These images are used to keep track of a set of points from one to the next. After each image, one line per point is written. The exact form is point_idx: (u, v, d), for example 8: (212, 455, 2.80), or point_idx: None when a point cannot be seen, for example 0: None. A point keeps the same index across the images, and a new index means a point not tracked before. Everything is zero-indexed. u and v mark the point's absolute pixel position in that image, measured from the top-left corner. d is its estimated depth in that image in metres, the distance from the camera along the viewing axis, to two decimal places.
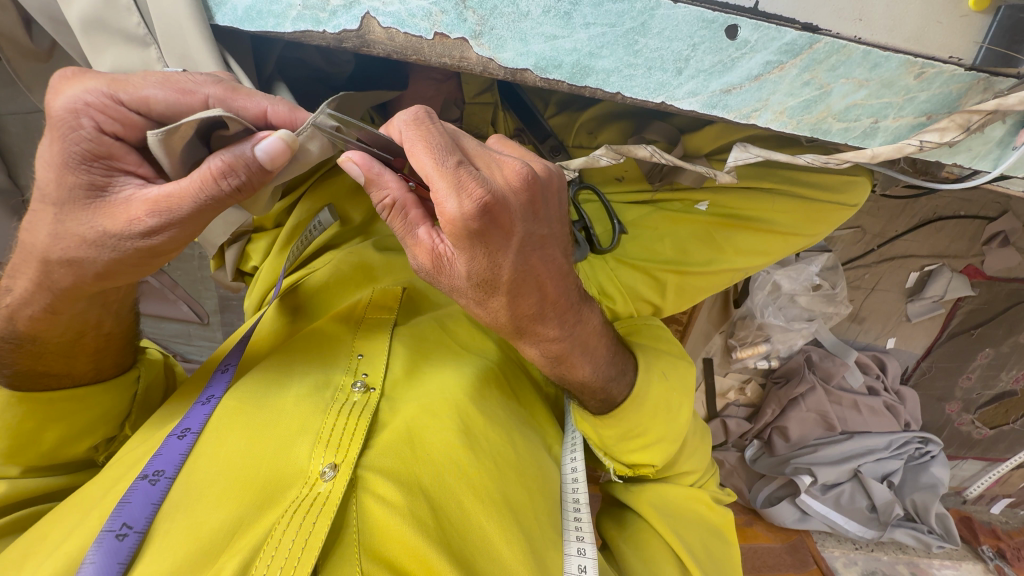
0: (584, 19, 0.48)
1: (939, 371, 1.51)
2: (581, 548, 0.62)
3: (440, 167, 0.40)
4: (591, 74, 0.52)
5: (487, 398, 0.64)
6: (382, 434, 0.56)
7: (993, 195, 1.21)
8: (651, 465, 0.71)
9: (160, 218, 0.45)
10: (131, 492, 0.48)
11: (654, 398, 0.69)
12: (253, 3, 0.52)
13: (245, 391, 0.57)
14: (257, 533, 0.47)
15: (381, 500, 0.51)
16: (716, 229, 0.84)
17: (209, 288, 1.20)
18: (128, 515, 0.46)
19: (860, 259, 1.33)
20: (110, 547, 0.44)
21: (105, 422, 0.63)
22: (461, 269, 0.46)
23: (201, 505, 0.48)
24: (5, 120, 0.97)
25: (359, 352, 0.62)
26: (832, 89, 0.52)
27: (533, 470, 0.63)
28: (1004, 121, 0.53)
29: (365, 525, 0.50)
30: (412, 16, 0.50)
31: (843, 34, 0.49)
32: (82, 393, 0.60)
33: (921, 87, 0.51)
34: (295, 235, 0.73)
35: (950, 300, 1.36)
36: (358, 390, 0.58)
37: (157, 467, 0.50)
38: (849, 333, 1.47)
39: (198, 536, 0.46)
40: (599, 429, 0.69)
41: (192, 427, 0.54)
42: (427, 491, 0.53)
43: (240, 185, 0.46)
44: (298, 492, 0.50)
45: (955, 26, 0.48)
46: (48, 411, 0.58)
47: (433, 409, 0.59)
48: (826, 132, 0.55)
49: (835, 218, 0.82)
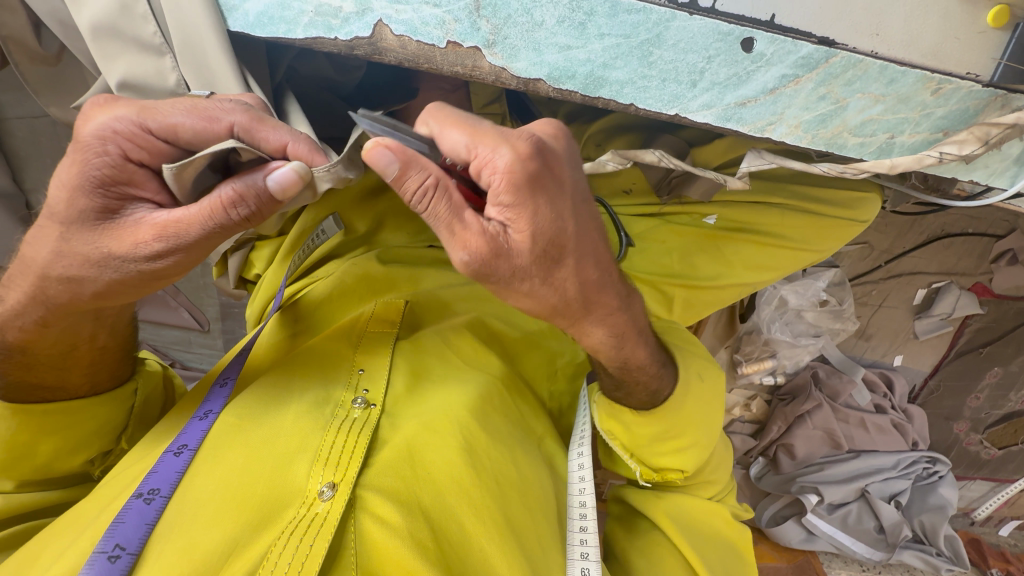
0: (598, 30, 0.48)
1: (947, 391, 1.49)
2: (585, 557, 0.58)
3: (480, 130, 0.41)
4: (605, 86, 0.51)
5: (492, 415, 0.61)
6: (382, 452, 0.54)
7: (1002, 214, 1.21)
8: (679, 471, 0.67)
9: (167, 243, 0.45)
10: (125, 511, 0.46)
11: (691, 406, 0.65)
12: (265, 8, 0.51)
13: (244, 408, 0.55)
14: (252, 554, 0.45)
15: (378, 520, 0.48)
16: (724, 245, 0.85)
17: (213, 295, 1.19)
18: (121, 535, 0.45)
19: (868, 276, 1.32)
20: (102, 569, 0.42)
21: (101, 436, 0.62)
22: (523, 236, 0.42)
23: (194, 526, 0.46)
24: (8, 122, 0.96)
25: (360, 368, 0.60)
26: (848, 104, 0.51)
27: (538, 487, 0.60)
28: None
29: (363, 550, 0.47)
30: (425, 24, 0.49)
31: (860, 49, 0.48)
32: (77, 405, 0.58)
33: (938, 103, 0.51)
34: (296, 244, 0.73)
35: (957, 318, 1.36)
36: (358, 406, 0.56)
37: (152, 485, 0.48)
38: (856, 350, 1.45)
39: (191, 558, 0.44)
40: (634, 428, 0.65)
41: (189, 443, 0.53)
42: (428, 511, 0.51)
43: (249, 214, 0.46)
44: (294, 512, 0.48)
45: (973, 42, 0.48)
46: (43, 424, 0.57)
47: (434, 426, 0.56)
48: (841, 147, 0.55)
49: (846, 233, 0.82)
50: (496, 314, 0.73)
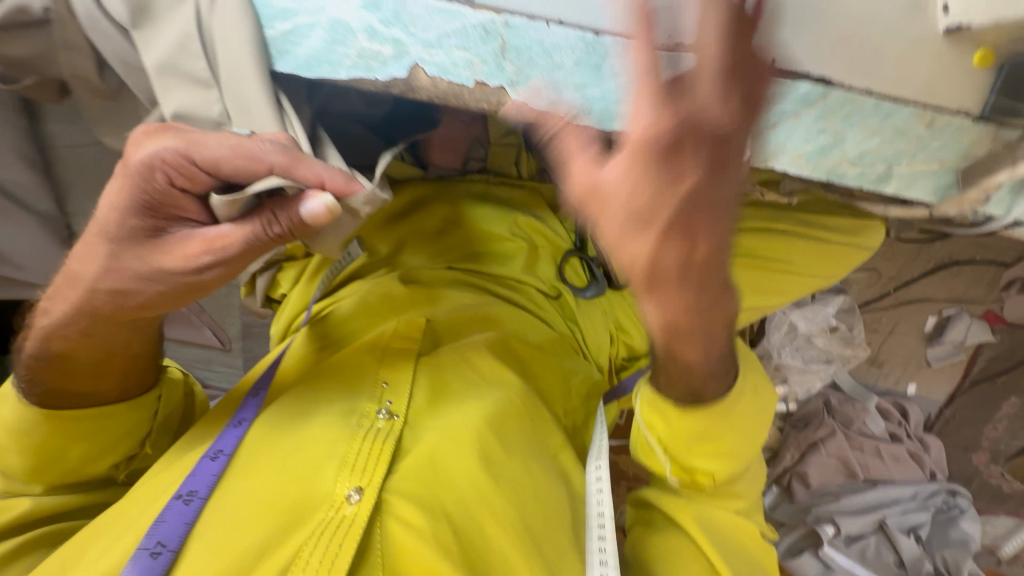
0: (612, 70, 0.51)
1: (964, 420, 1.47)
2: (604, 561, 0.56)
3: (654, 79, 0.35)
4: (619, 121, 0.53)
5: (509, 427, 0.63)
6: (405, 459, 0.56)
7: (1009, 242, 1.25)
8: (710, 474, 0.68)
9: (213, 257, 0.50)
10: (166, 511, 0.50)
11: (740, 410, 0.64)
12: (313, 52, 0.54)
13: (275, 416, 0.59)
14: (285, 553, 0.48)
15: (402, 523, 0.52)
16: (735, 271, 0.86)
17: (236, 314, 1.24)
18: (162, 533, 0.48)
19: (877, 302, 1.35)
20: (144, 565, 0.46)
21: (127, 440, 0.65)
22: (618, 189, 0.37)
23: (231, 527, 0.49)
24: (57, 150, 1.02)
25: (384, 380, 0.62)
26: (847, 136, 0.55)
27: (556, 498, 0.62)
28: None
29: (388, 547, 0.51)
30: (455, 65, 0.52)
31: (855, 86, 0.53)
32: (106, 411, 0.61)
33: (932, 136, 0.55)
34: (323, 267, 0.79)
35: (970, 346, 1.36)
36: (382, 417, 0.58)
37: (191, 487, 0.52)
38: (868, 377, 1.45)
39: (228, 555, 0.48)
40: (674, 427, 0.64)
41: (224, 448, 0.56)
42: (450, 514, 0.54)
43: (284, 234, 0.51)
44: (323, 514, 0.51)
45: (961, 81, 0.53)
46: (76, 427, 0.60)
47: (455, 436, 0.59)
48: (841, 176, 0.57)
49: (850, 260, 0.86)
50: (513, 331, 0.77)
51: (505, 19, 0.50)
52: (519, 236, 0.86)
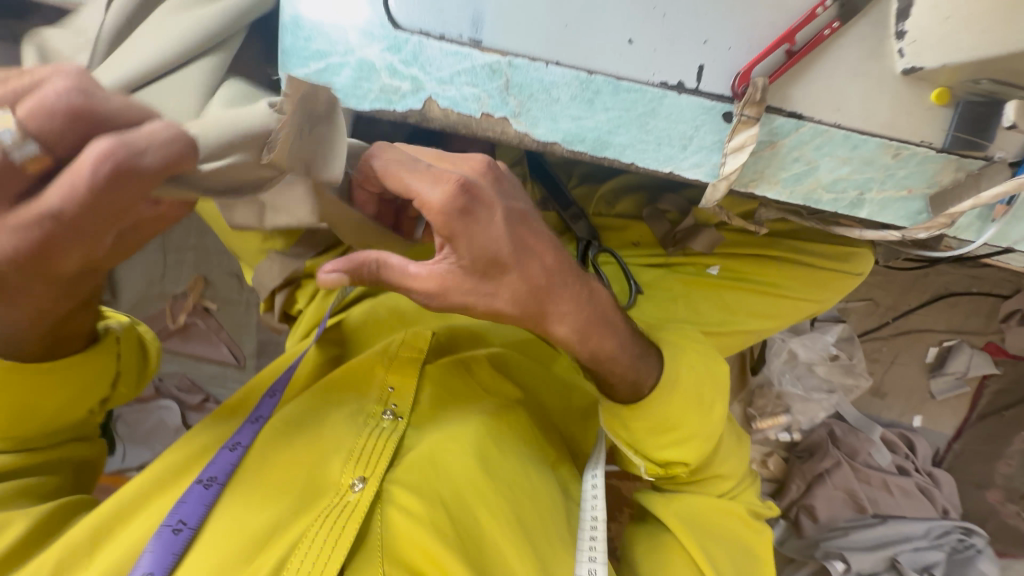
0: (603, 104, 0.58)
1: (974, 455, 1.44)
2: (592, 568, 0.57)
3: (416, 170, 0.50)
4: (610, 148, 0.59)
5: (507, 432, 0.66)
6: (407, 455, 0.60)
7: (1004, 273, 1.29)
8: (684, 463, 0.68)
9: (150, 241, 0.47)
10: (187, 493, 0.55)
11: (683, 391, 0.65)
12: (341, 86, 0.57)
13: (291, 414, 0.63)
14: (293, 534, 0.52)
15: (403, 510, 0.55)
16: (728, 294, 0.91)
17: (252, 332, 1.29)
18: (184, 512, 0.53)
19: (876, 332, 1.38)
20: (167, 539, 0.51)
21: (99, 384, 0.61)
22: (464, 254, 0.50)
23: (248, 508, 0.54)
24: None
25: (391, 386, 0.65)
26: (819, 165, 0.60)
27: (551, 500, 0.64)
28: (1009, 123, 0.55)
29: (387, 532, 0.54)
30: (466, 99, 0.58)
31: (824, 121, 0.59)
32: (79, 361, 0.57)
33: (899, 165, 0.60)
34: (338, 284, 0.84)
35: (974, 378, 1.37)
36: (387, 418, 0.62)
37: (212, 473, 0.56)
38: (873, 408, 1.44)
39: (241, 537, 0.52)
40: (631, 425, 0.65)
41: (243, 441, 0.59)
42: (448, 505, 0.57)
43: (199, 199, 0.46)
44: (329, 500, 0.55)
45: (922, 116, 0.58)
46: (45, 382, 0.55)
47: (455, 436, 0.62)
48: (818, 202, 0.62)
49: (842, 284, 0.90)
50: (516, 347, 0.78)
51: (509, 60, 0.56)
52: None
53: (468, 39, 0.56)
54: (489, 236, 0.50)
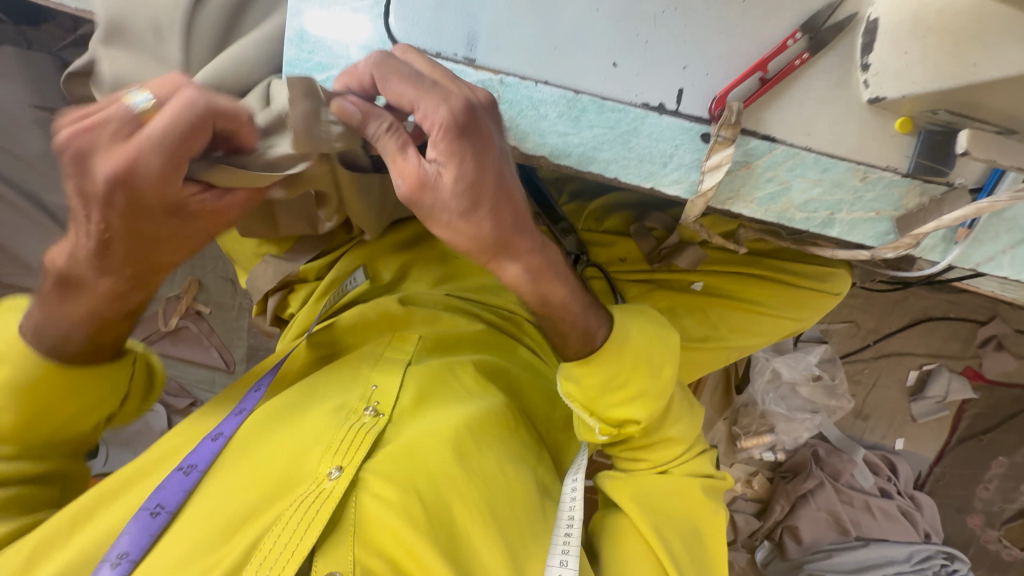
0: (589, 122, 0.61)
1: (955, 478, 1.46)
2: (564, 561, 0.61)
3: (420, 88, 0.48)
4: (594, 163, 0.62)
5: (487, 431, 0.68)
6: (385, 448, 0.62)
7: (979, 300, 1.34)
8: (636, 423, 0.69)
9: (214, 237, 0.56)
10: (168, 479, 0.56)
11: (634, 346, 0.67)
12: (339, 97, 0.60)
13: (275, 405, 0.65)
14: (268, 518, 0.54)
15: (378, 497, 0.57)
16: (709, 308, 0.94)
17: (242, 337, 1.30)
18: (162, 497, 0.54)
19: (858, 353, 1.40)
20: (145, 522, 0.53)
21: (112, 400, 0.62)
22: (449, 179, 0.49)
23: (225, 493, 0.56)
24: None
25: (374, 384, 0.67)
26: (792, 185, 0.64)
27: (526, 497, 0.66)
28: (961, 151, 0.55)
29: (360, 518, 0.57)
30: None
31: (796, 144, 0.62)
32: (105, 369, 0.60)
33: (867, 188, 0.64)
34: (329, 288, 0.85)
35: (953, 401, 1.40)
36: (369, 414, 0.64)
37: (192, 461, 0.58)
38: (856, 429, 1.46)
39: (217, 520, 0.54)
40: (582, 379, 0.67)
41: (224, 432, 0.61)
42: (423, 495, 0.59)
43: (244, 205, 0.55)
44: (305, 488, 0.57)
45: (887, 142, 0.62)
46: (68, 386, 0.58)
47: (433, 431, 0.64)
48: (791, 220, 0.65)
49: (820, 303, 0.92)
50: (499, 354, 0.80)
51: (501, 78, 0.59)
52: None
53: (462, 57, 0.59)
54: (480, 165, 0.50)
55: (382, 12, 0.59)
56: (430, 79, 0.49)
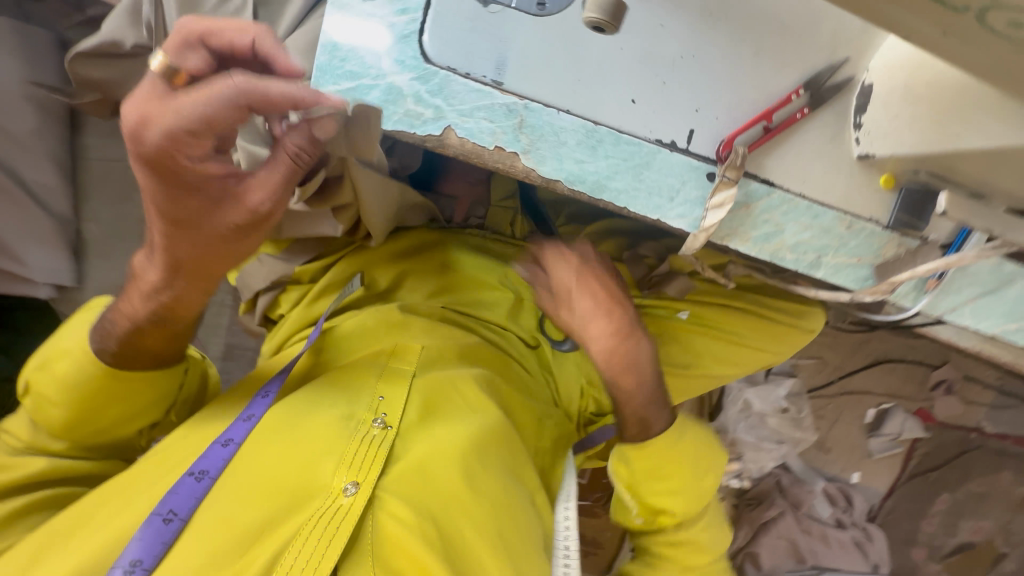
0: (605, 152, 0.64)
1: (904, 513, 1.53)
2: None
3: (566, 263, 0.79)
4: (606, 192, 0.65)
5: (492, 449, 0.69)
6: (396, 466, 0.63)
7: (933, 346, 1.45)
8: (671, 513, 0.88)
9: (274, 199, 0.56)
10: (179, 484, 0.57)
11: (678, 451, 0.83)
12: (365, 105, 0.60)
13: (285, 412, 0.65)
14: (286, 532, 0.56)
15: (395, 517, 0.59)
16: (692, 337, 0.98)
17: (219, 334, 1.26)
18: (175, 503, 0.56)
19: (823, 389, 1.48)
20: (157, 528, 0.54)
21: (156, 407, 0.70)
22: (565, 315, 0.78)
23: (241, 503, 0.57)
24: (89, 161, 1.12)
25: (380, 395, 0.67)
26: (785, 228, 0.68)
27: (529, 523, 0.68)
28: (939, 210, 0.62)
29: (378, 537, 0.58)
30: (481, 131, 0.62)
31: (791, 190, 0.67)
32: (150, 376, 0.67)
33: (851, 236, 0.69)
34: (324, 292, 0.86)
35: (906, 439, 1.49)
36: (378, 426, 0.64)
37: (203, 466, 0.59)
38: (817, 461, 1.52)
39: (233, 531, 0.55)
40: (631, 468, 0.84)
41: (235, 437, 0.62)
42: (436, 517, 0.61)
43: (308, 158, 0.57)
44: (321, 502, 0.58)
45: (871, 195, 0.68)
46: (121, 389, 0.66)
47: (442, 450, 0.65)
48: (782, 260, 0.70)
49: (795, 337, 0.97)
50: (497, 370, 0.81)
51: (526, 103, 0.62)
52: (507, 287, 0.93)
53: (490, 80, 0.61)
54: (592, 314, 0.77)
55: (418, 29, 0.60)
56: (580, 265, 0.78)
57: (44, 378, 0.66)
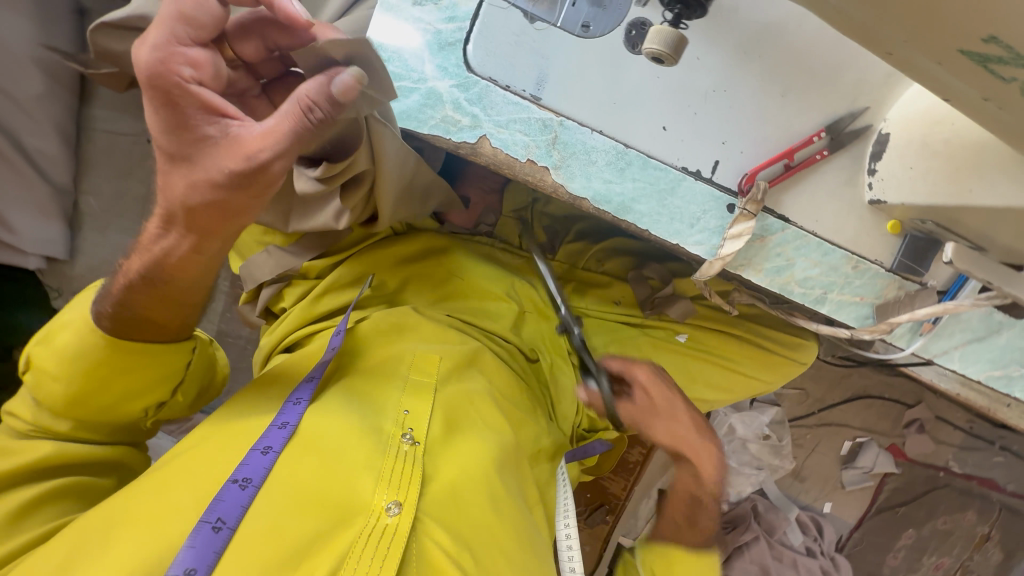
0: (632, 175, 0.66)
1: (871, 546, 1.58)
2: None
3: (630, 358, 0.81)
4: (630, 214, 0.66)
5: (510, 471, 0.70)
6: (430, 486, 0.61)
7: (909, 385, 1.50)
8: None
9: (272, 150, 0.50)
10: (224, 491, 0.54)
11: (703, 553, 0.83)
12: (405, 108, 0.64)
13: (319, 418, 0.62)
14: (336, 549, 0.54)
15: (436, 542, 0.58)
16: (689, 361, 1.00)
17: (211, 321, 1.24)
18: (223, 510, 0.52)
19: (803, 419, 1.52)
20: (207, 536, 0.51)
21: (162, 384, 0.68)
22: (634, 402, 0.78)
23: (283, 515, 0.54)
24: (93, 132, 1.09)
25: (406, 409, 0.66)
26: (795, 263, 0.71)
27: (544, 553, 0.68)
28: (946, 260, 0.64)
29: (421, 564, 0.56)
30: (515, 144, 0.64)
31: (804, 228, 0.70)
32: (157, 350, 0.65)
33: (856, 275, 0.72)
34: (330, 288, 0.85)
35: (877, 474, 1.53)
36: (407, 441, 0.63)
37: (246, 473, 0.55)
38: (792, 489, 1.56)
39: (278, 545, 0.52)
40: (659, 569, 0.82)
41: (274, 445, 0.58)
42: (470, 544, 0.60)
43: (321, 118, 0.50)
44: (362, 521, 0.56)
45: (877, 239, 0.71)
46: (126, 364, 0.64)
47: (472, 473, 0.64)
48: (790, 293, 0.72)
49: (786, 368, 1.00)
50: (509, 387, 0.80)
51: (561, 120, 0.64)
52: (514, 298, 0.92)
53: (529, 94, 0.64)
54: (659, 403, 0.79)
55: (463, 38, 0.63)
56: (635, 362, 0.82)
57: (46, 352, 0.64)
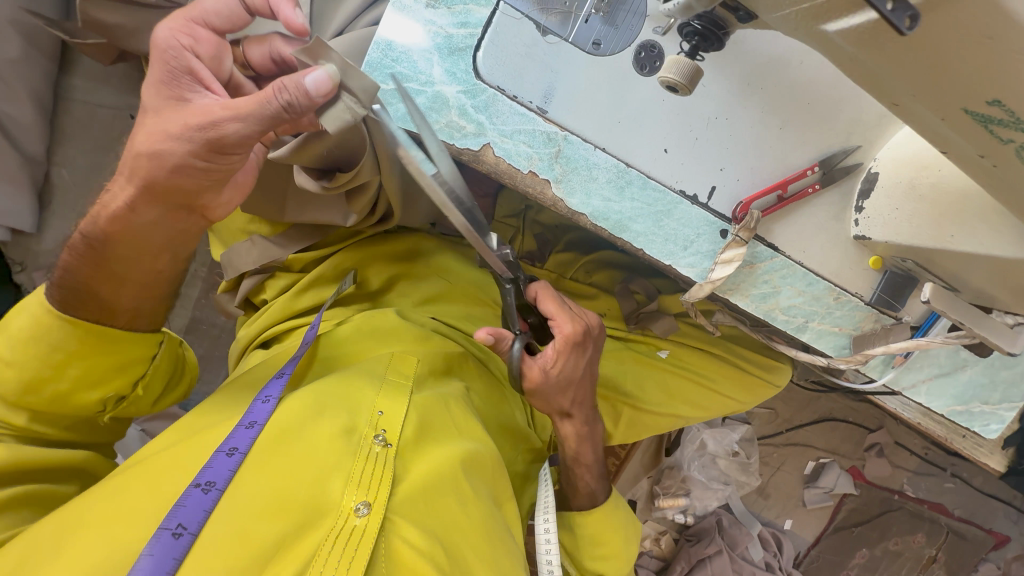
0: (631, 194, 0.66)
1: (826, 563, 1.64)
2: None
3: (564, 310, 0.70)
4: (626, 232, 0.67)
5: (483, 472, 0.68)
6: (400, 487, 0.59)
7: (871, 410, 1.56)
8: None
9: (229, 112, 0.49)
10: (186, 496, 0.51)
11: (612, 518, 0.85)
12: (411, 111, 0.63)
13: (287, 416, 0.59)
14: (304, 550, 0.52)
15: (408, 542, 0.56)
16: (670, 377, 1.01)
17: (185, 308, 1.20)
18: (184, 516, 0.49)
19: (770, 438, 1.57)
20: (167, 543, 0.47)
21: (120, 374, 0.65)
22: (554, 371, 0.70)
23: (250, 519, 0.51)
24: (73, 104, 1.05)
25: (379, 410, 0.64)
26: (781, 290, 0.72)
27: (518, 553, 0.67)
28: (923, 298, 0.66)
29: (392, 567, 0.54)
30: (518, 154, 0.64)
31: (791, 257, 0.71)
32: (116, 338, 0.63)
33: (838, 307, 0.74)
34: (314, 283, 0.83)
35: (837, 494, 1.59)
36: (379, 443, 0.61)
37: (210, 477, 0.52)
38: (755, 505, 1.60)
39: (245, 549, 0.49)
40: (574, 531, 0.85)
41: (240, 446, 0.55)
42: (445, 543, 0.59)
43: (286, 104, 0.48)
44: (332, 522, 0.54)
45: (860, 272, 0.73)
46: (83, 351, 0.61)
47: (444, 474, 0.63)
48: (773, 319, 0.74)
49: (761, 390, 1.03)
50: (480, 391, 0.81)
51: (565, 135, 0.64)
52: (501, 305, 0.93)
53: (535, 106, 0.64)
54: (576, 365, 0.72)
55: (473, 44, 0.63)
56: (568, 307, 0.71)
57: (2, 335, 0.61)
